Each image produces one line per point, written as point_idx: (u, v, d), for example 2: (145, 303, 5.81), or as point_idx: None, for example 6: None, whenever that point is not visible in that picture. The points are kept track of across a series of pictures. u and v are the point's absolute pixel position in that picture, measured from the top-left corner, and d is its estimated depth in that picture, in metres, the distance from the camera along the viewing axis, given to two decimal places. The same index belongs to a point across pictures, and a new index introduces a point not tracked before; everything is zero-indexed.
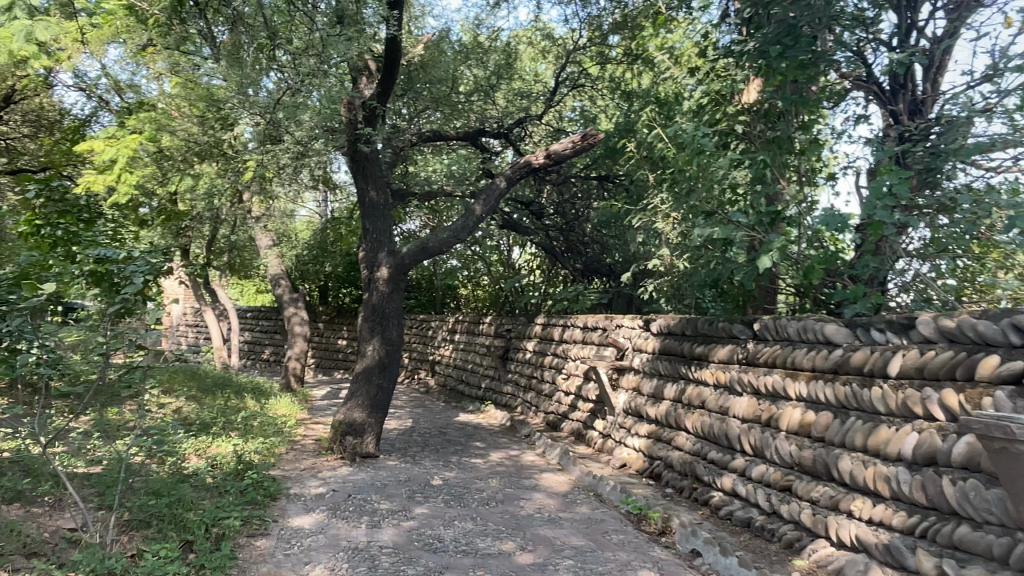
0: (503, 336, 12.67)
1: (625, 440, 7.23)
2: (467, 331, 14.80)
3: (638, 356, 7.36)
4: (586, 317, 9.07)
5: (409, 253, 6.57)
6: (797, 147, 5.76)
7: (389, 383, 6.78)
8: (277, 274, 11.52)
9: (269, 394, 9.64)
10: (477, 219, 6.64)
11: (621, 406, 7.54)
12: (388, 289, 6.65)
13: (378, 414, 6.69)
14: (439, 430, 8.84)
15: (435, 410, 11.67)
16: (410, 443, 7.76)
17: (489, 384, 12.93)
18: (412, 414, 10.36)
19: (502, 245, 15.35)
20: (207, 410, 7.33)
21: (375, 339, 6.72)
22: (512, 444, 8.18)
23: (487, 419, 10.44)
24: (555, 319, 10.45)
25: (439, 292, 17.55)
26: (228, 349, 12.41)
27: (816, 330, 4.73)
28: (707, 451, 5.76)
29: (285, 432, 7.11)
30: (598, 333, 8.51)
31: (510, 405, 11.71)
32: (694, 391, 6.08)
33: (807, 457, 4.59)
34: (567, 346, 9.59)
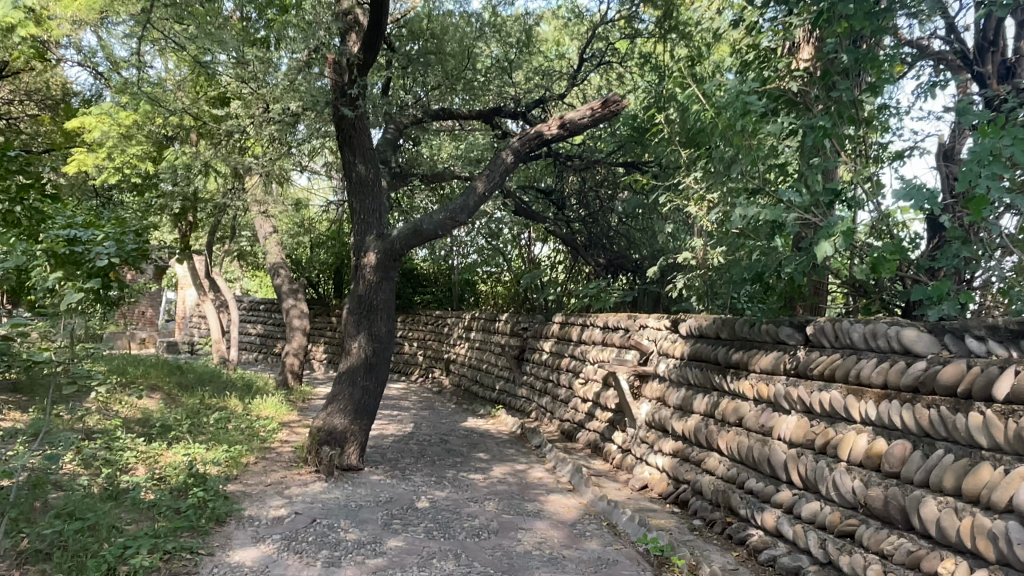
0: (519, 335, 11.77)
1: (647, 458, 6.30)
2: (483, 329, 13.92)
3: (664, 361, 6.40)
4: (606, 316, 8.13)
5: (400, 237, 5.67)
6: (862, 115, 4.76)
7: (376, 386, 5.95)
8: (277, 263, 10.76)
9: (260, 392, 8.89)
10: (479, 198, 5.74)
11: (643, 418, 6.60)
12: (376, 278, 5.79)
13: (363, 421, 5.87)
14: (440, 437, 7.97)
15: (443, 413, 10.83)
16: (404, 452, 6.91)
17: (503, 386, 12.05)
18: (416, 418, 9.53)
19: (523, 238, 14.46)
20: (176, 411, 6.57)
21: (360, 334, 5.88)
22: (520, 457, 7.28)
23: (497, 425, 9.55)
24: (573, 319, 9.52)
25: (457, 287, 16.71)
26: (227, 342, 11.73)
27: (890, 336, 3.74)
28: (744, 479, 4.79)
29: (261, 437, 6.32)
30: (620, 333, 7.57)
31: (524, 410, 10.82)
32: (730, 406, 5.11)
33: (876, 497, 3.61)
34: (586, 348, 8.67)
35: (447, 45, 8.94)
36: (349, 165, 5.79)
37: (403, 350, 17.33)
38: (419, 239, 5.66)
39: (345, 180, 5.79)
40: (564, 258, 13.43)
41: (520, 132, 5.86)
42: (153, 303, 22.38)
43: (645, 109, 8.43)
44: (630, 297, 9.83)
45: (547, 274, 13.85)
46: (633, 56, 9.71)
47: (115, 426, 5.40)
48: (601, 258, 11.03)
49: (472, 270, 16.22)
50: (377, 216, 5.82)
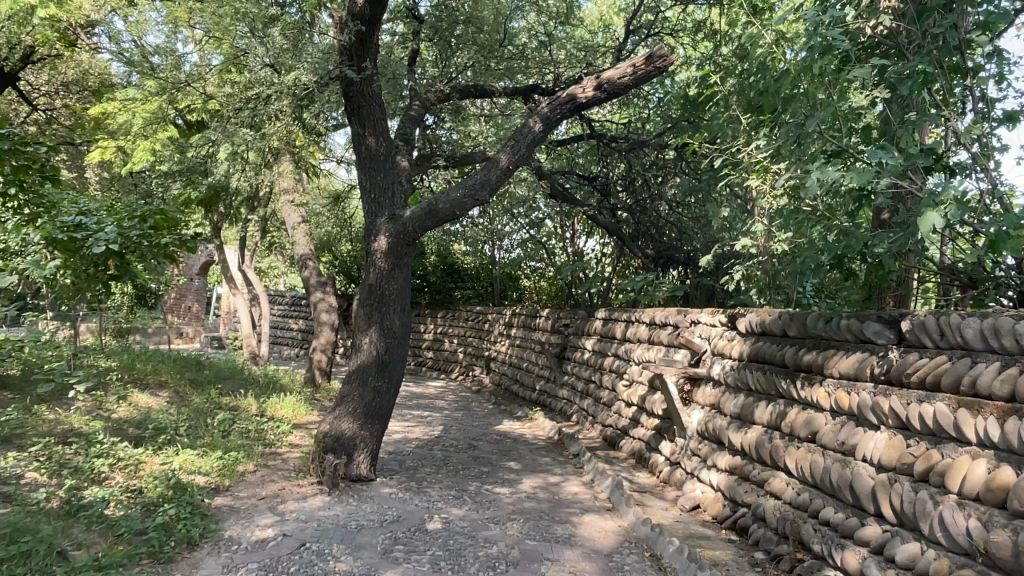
0: (561, 332, 11.00)
1: (699, 474, 5.47)
2: (524, 325, 13.18)
3: (719, 362, 5.56)
4: (654, 311, 7.30)
5: (413, 218, 5.00)
6: (968, 61, 3.85)
7: (390, 387, 5.29)
8: (305, 255, 10.25)
9: (282, 390, 8.37)
10: (504, 173, 5.02)
11: (695, 427, 5.77)
12: (388, 265, 5.13)
13: (375, 425, 5.23)
14: (469, 443, 7.29)
15: (479, 414, 10.16)
16: (426, 460, 6.25)
17: (544, 386, 11.32)
18: (447, 420, 8.87)
19: (566, 230, 13.71)
20: (179, 412, 6.05)
21: (372, 329, 5.23)
22: (555, 467, 6.53)
23: (534, 429, 8.82)
24: (617, 314, 8.72)
25: (499, 282, 16.01)
26: (257, 337, 11.30)
27: (1020, 332, 2.85)
28: (819, 507, 3.94)
29: (266, 442, 5.76)
30: (668, 330, 6.76)
31: (565, 412, 10.07)
32: (800, 417, 4.26)
33: (1004, 545, 2.73)
34: (631, 346, 7.86)
35: (479, 14, 8.19)
36: (357, 137, 5.14)
37: (444, 347, 16.74)
38: (434, 220, 4.98)
39: (353, 154, 5.14)
40: (610, 251, 12.58)
41: (549, 97, 5.13)
42: (200, 298, 22.40)
43: (698, 80, 7.54)
44: (681, 291, 8.96)
45: (592, 268, 13.01)
46: (685, 28, 8.80)
47: (97, 431, 4.89)
48: (649, 250, 10.19)
49: (515, 265, 15.50)
50: (389, 195, 5.15)
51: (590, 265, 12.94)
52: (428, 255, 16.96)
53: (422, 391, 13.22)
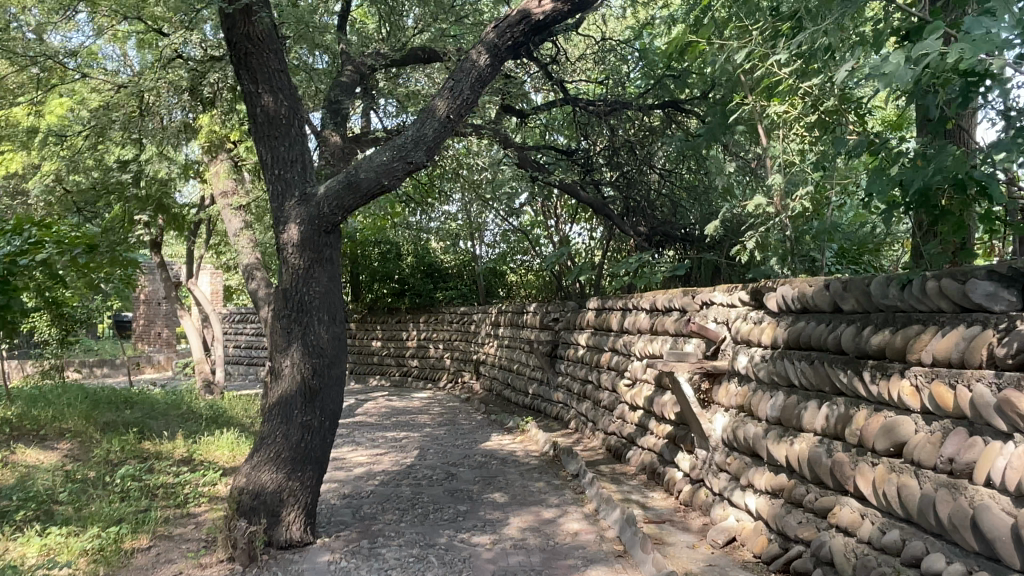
0: (550, 328, 9.78)
1: (731, 497, 4.27)
2: (511, 323, 11.98)
3: (743, 353, 4.36)
4: (653, 296, 6.11)
5: (328, 196, 3.79)
6: None
7: (325, 418, 4.08)
8: (251, 264, 9.00)
9: (229, 423, 7.15)
10: (443, 127, 3.88)
11: (719, 435, 4.56)
12: (305, 262, 3.90)
13: (311, 469, 4.02)
14: (446, 471, 6.07)
15: (465, 428, 8.94)
16: (388, 501, 5.02)
17: (537, 390, 10.10)
18: (425, 440, 7.66)
19: (549, 215, 12.50)
20: (73, 470, 4.83)
21: (292, 348, 3.99)
22: (551, 496, 5.31)
23: (526, 443, 7.60)
24: (611, 304, 7.52)
25: (482, 280, 14.77)
26: (211, 362, 10.02)
27: None
28: (920, 553, 2.73)
29: (176, 503, 4.52)
30: (675, 317, 5.55)
31: (562, 418, 8.86)
32: (875, 423, 3.05)
33: None
34: (630, 338, 6.67)
35: None
36: (250, 97, 3.90)
37: (428, 354, 15.38)
38: (360, 194, 3.80)
39: (246, 121, 3.92)
40: (599, 235, 11.40)
41: (495, 21, 4.05)
42: (169, 324, 21.11)
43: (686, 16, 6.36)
44: (682, 270, 7.80)
45: (580, 256, 11.85)
46: None
47: None
48: (642, 227, 8.98)
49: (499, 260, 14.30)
50: (298, 168, 3.93)
51: (578, 253, 11.75)
52: (405, 256, 15.72)
53: (405, 405, 11.99)
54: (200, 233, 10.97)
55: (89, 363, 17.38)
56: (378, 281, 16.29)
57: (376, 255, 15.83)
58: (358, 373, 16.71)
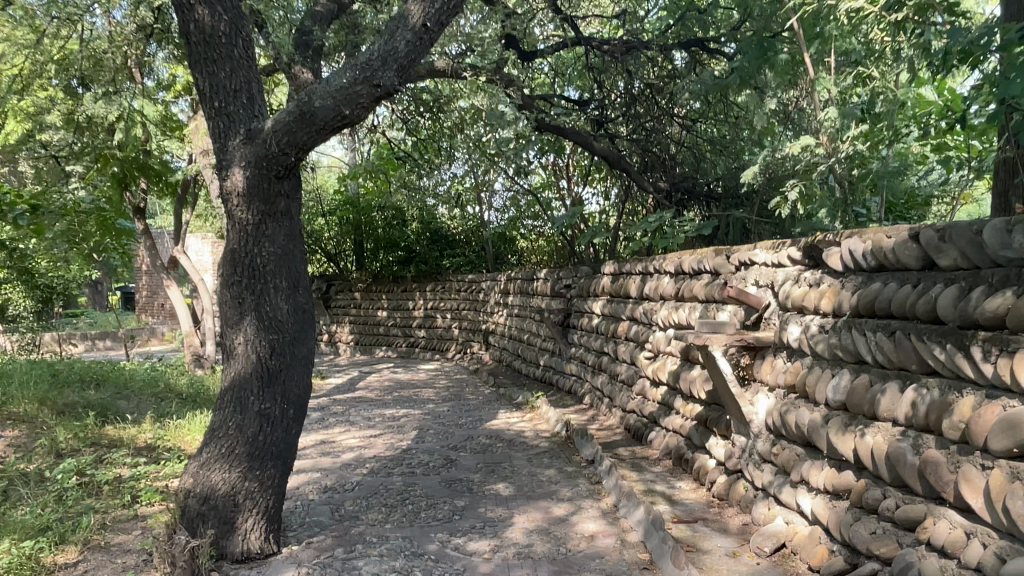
0: (563, 296, 9.04)
1: (780, 496, 3.54)
2: (521, 291, 11.25)
3: (794, 322, 3.60)
4: (679, 257, 5.36)
5: (280, 132, 3.05)
6: None
7: (288, 406, 3.38)
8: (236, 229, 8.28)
9: (210, 402, 6.51)
10: (417, 41, 3.16)
11: (764, 420, 3.83)
12: (254, 217, 3.17)
13: (272, 467, 3.34)
14: (445, 456, 5.39)
15: (471, 404, 8.28)
16: (374, 496, 4.34)
17: (549, 361, 9.40)
18: (425, 419, 6.99)
19: (560, 174, 11.70)
20: (10, 463, 4.18)
21: (245, 323, 3.28)
22: (563, 488, 4.61)
23: (537, 421, 6.92)
24: (628, 267, 6.77)
25: (491, 246, 14.02)
26: (201, 335, 9.39)
27: None
28: None
29: (116, 504, 3.84)
30: (705, 280, 4.80)
31: (576, 393, 8.18)
32: (989, 415, 2.28)
33: None
34: (651, 305, 5.93)
35: None
36: (182, 11, 3.14)
37: (435, 324, 14.70)
38: (319, 128, 3.08)
39: (180, 39, 3.16)
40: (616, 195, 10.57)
41: None
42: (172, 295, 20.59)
43: None
44: (709, 229, 7.03)
45: (594, 218, 11.05)
46: None
47: None
48: (663, 183, 8.20)
49: (509, 225, 13.53)
50: (244, 99, 3.18)
51: (593, 217, 10.96)
52: (410, 222, 14.94)
53: (409, 378, 11.35)
54: (187, 197, 10.25)
55: (88, 336, 16.90)
56: (382, 249, 15.53)
57: (380, 221, 15.08)
58: (363, 344, 16.03)
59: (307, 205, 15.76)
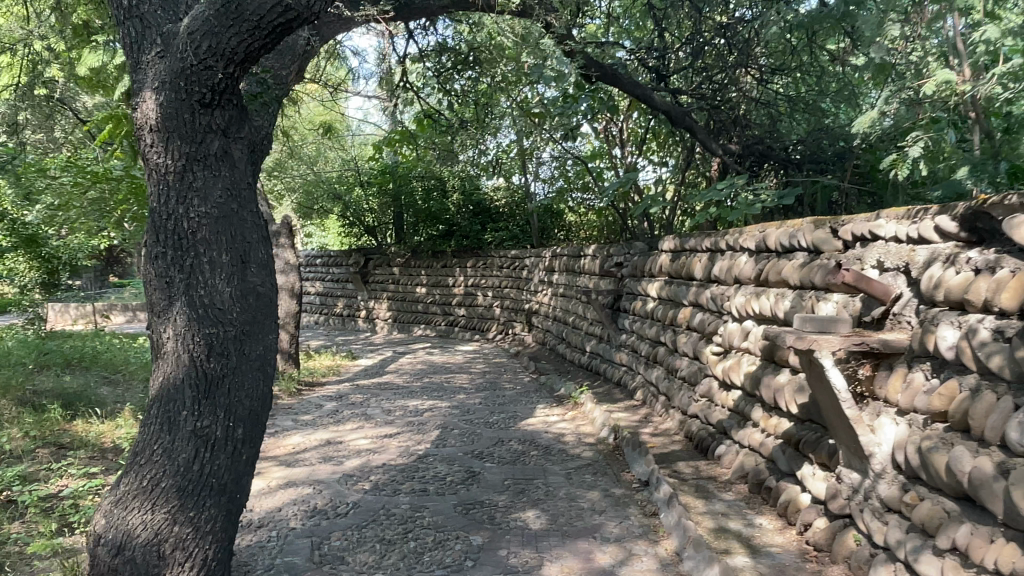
0: (613, 275, 8.00)
1: (916, 568, 2.49)
2: (567, 268, 10.25)
3: (948, 324, 2.52)
4: (762, 231, 4.32)
5: (194, 43, 2.28)
6: None
7: (235, 424, 2.48)
8: None
9: None
10: None
11: (893, 456, 2.79)
12: (178, 163, 2.38)
13: (211, 506, 2.46)
14: (467, 468, 4.47)
15: (507, 395, 7.36)
16: (370, 525, 3.48)
17: (596, 348, 8.43)
18: (452, 415, 6.10)
19: (613, 139, 10.66)
20: None
21: (175, 311, 2.39)
22: (609, 522, 3.66)
23: (580, 421, 5.96)
24: (691, 242, 5.71)
25: (537, 219, 13.05)
26: None
27: None
28: None
29: (33, 536, 3.03)
30: (801, 261, 3.76)
31: (626, 386, 7.20)
32: None
33: None
34: (722, 289, 4.90)
35: None
36: None
37: (476, 302, 13.83)
38: (251, 28, 2.29)
39: None
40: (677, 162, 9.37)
41: None
42: None
43: None
44: (792, 197, 5.90)
45: (649, 190, 9.95)
46: None
47: None
48: (734, 144, 7.10)
49: (557, 198, 12.49)
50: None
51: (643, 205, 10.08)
52: (451, 193, 13.91)
53: (445, 361, 10.51)
54: None
55: (128, 308, 16.65)
56: (421, 221, 14.45)
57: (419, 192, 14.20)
58: (401, 322, 15.24)
59: (344, 174, 14.83)
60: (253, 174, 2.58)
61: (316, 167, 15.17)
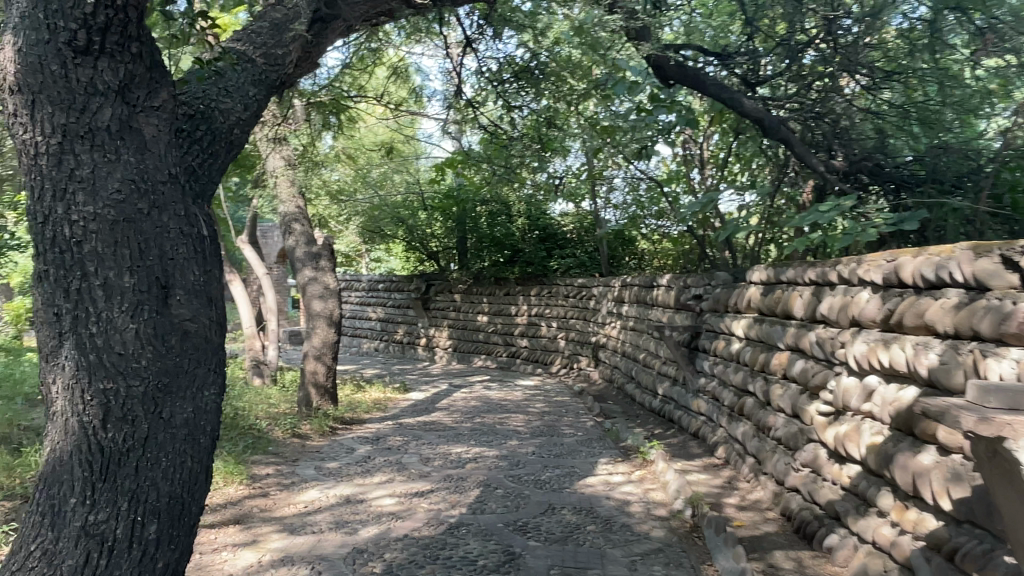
0: (690, 310, 7.04)
1: None
2: (639, 300, 9.31)
3: None
4: (891, 260, 3.34)
5: None
6: None
7: (144, 519, 1.99)
8: (290, 213, 6.64)
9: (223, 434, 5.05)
10: None
11: None
12: (54, 136, 2.01)
13: None
14: (506, 548, 3.60)
15: (566, 443, 6.44)
16: None
17: (670, 391, 7.44)
18: (499, 468, 5.24)
19: (693, 160, 9.71)
20: None
21: (66, 355, 1.99)
22: None
23: (650, 484, 5.01)
24: (789, 274, 4.75)
25: (607, 246, 12.17)
26: (264, 338, 8.14)
27: None
28: None
29: None
30: (954, 300, 2.80)
31: (705, 439, 6.19)
32: None
33: None
34: (833, 334, 3.92)
35: None
36: None
37: (540, 333, 13.01)
38: None
39: None
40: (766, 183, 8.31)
41: None
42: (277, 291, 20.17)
43: None
44: (914, 223, 4.84)
45: (733, 215, 8.94)
46: None
47: None
48: (839, 160, 6.06)
49: (630, 224, 11.60)
50: None
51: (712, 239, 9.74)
52: (516, 217, 13.20)
53: (501, 397, 9.68)
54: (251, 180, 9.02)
55: None
56: (486, 246, 13.78)
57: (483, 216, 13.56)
58: (461, 351, 14.55)
59: (408, 197, 14.34)
60: (175, 162, 2.18)
61: None
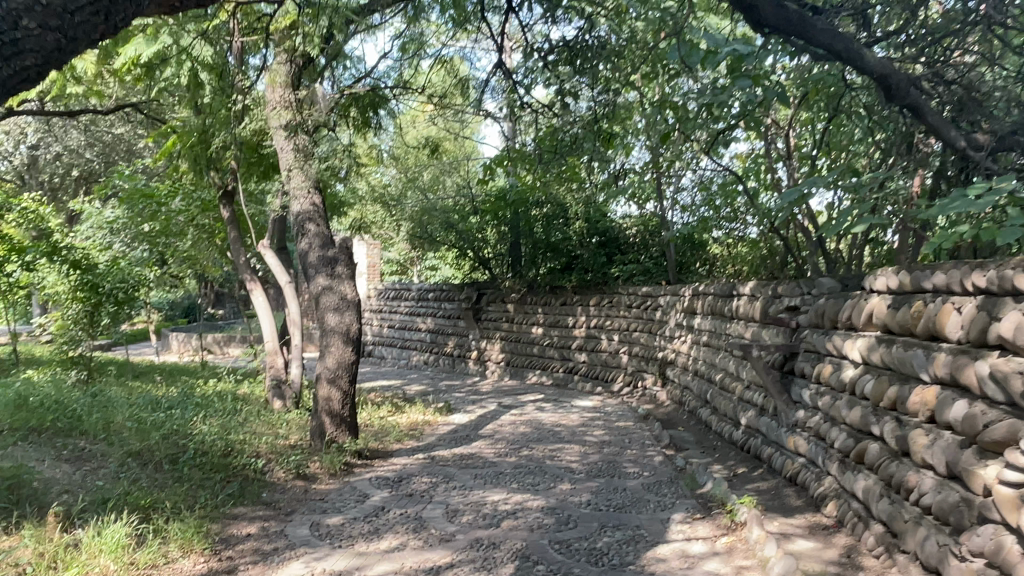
0: (783, 324, 5.77)
1: None
2: (713, 311, 8.04)
3: None
4: None
5: None
6: None
7: None
8: (304, 212, 5.74)
9: (202, 484, 4.09)
10: None
11: None
12: None
13: None
14: None
15: (630, 489, 5.26)
16: None
17: (756, 422, 6.17)
18: (543, 529, 4.10)
19: (776, 150, 8.38)
20: None
21: None
22: None
23: (744, 559, 3.79)
24: (937, 279, 3.48)
25: (674, 251, 10.92)
26: (286, 355, 7.26)
27: None
28: None
29: None
30: None
31: (808, 489, 4.91)
32: None
33: None
34: None
35: None
36: None
37: (600, 347, 11.83)
38: None
39: None
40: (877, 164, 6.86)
41: None
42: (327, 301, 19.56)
43: None
44: None
45: (826, 213, 7.58)
46: None
47: None
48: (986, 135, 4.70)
49: (700, 227, 10.32)
50: None
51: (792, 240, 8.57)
52: (574, 220, 12.04)
53: (555, 422, 8.53)
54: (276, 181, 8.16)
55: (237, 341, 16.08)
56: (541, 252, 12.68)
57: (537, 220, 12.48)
58: (515, 366, 13.47)
59: (458, 201, 13.40)
60: None
61: (431, 195, 13.87)
